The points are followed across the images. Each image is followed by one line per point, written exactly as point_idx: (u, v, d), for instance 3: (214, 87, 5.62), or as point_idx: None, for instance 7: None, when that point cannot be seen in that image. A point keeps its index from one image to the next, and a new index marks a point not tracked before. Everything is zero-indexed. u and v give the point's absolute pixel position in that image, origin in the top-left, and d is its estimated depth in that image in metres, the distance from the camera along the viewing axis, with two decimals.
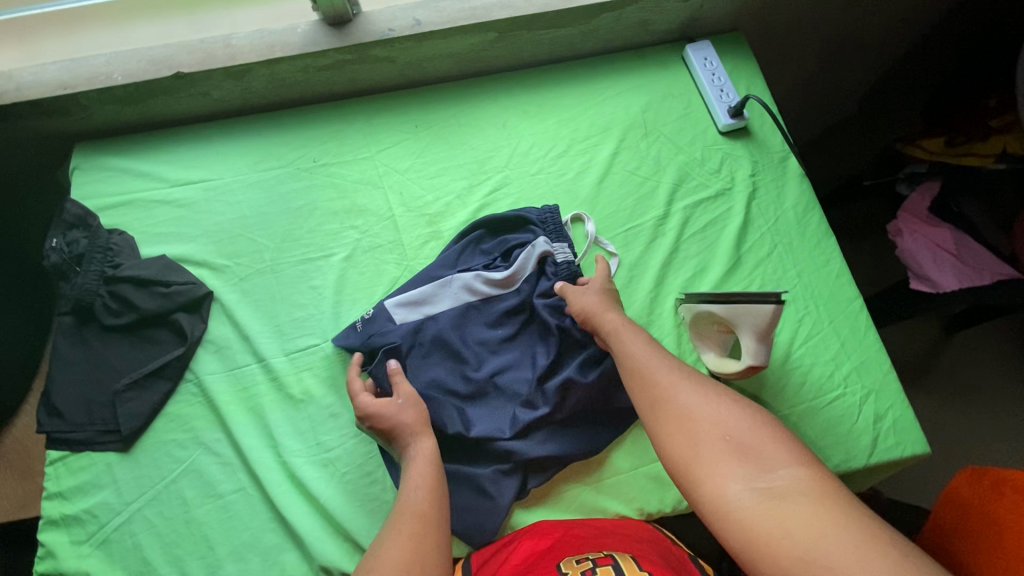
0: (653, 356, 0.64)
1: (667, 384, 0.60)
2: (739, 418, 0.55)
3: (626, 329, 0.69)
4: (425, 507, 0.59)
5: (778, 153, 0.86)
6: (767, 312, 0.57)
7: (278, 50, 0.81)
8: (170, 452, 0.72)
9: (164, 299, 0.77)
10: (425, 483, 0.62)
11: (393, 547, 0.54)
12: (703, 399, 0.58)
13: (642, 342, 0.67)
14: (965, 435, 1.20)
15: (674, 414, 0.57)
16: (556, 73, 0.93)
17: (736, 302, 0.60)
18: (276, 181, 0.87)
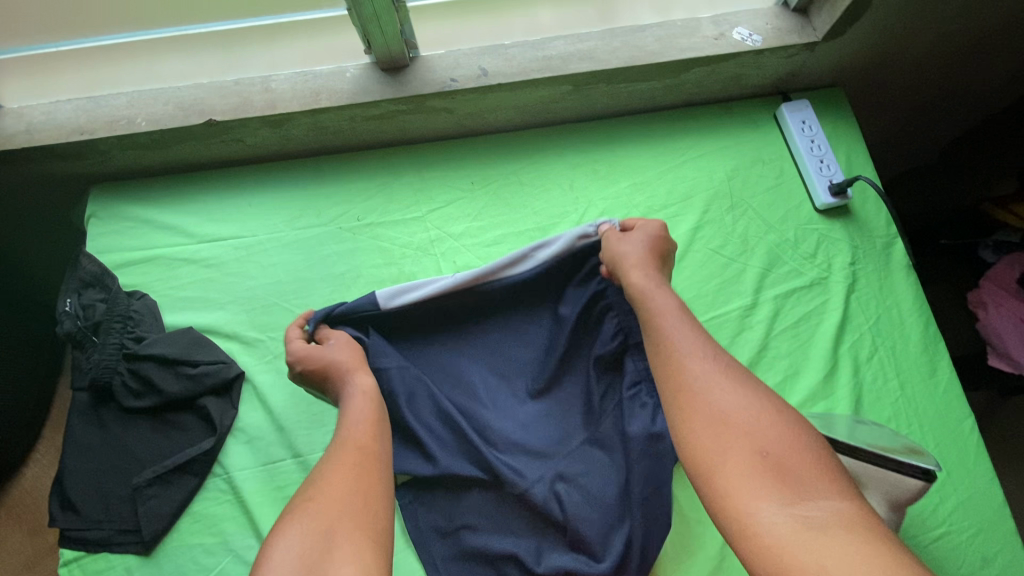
0: (686, 337, 0.51)
1: (699, 375, 0.47)
2: (774, 424, 0.43)
3: (658, 301, 0.55)
4: (367, 441, 0.51)
5: (882, 238, 0.77)
6: (911, 487, 0.48)
7: (324, 99, 0.71)
8: (196, 558, 0.65)
9: (189, 380, 0.69)
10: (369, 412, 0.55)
11: (332, 483, 0.47)
12: (741, 396, 0.45)
13: (676, 316, 0.53)
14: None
15: (697, 405, 0.45)
16: (630, 126, 0.83)
17: (863, 466, 0.50)
18: (314, 242, 0.77)
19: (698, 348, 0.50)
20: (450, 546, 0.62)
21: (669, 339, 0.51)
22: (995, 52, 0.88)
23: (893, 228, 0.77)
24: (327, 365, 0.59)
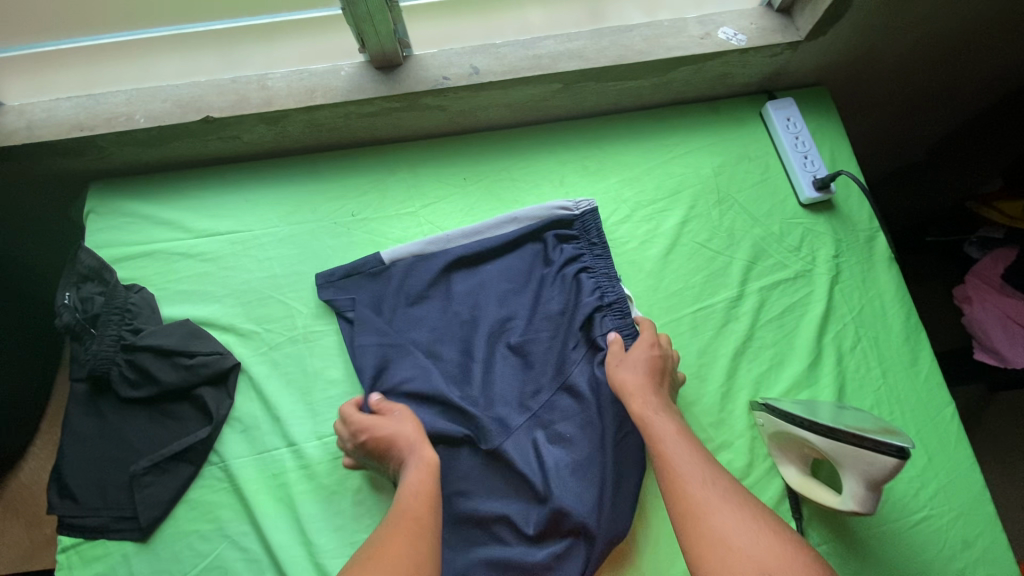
0: (687, 454, 0.58)
1: (698, 490, 0.54)
2: (778, 548, 0.48)
3: (659, 415, 0.62)
4: (418, 512, 0.56)
5: (865, 231, 0.79)
6: (885, 465, 0.50)
7: (319, 96, 0.73)
8: (193, 545, 0.66)
9: (186, 371, 0.70)
10: (417, 485, 0.59)
11: (382, 560, 0.50)
12: (737, 513, 0.51)
13: (675, 435, 0.60)
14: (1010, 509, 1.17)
15: (707, 531, 0.50)
16: (620, 124, 0.85)
17: (843, 442, 0.53)
18: (310, 237, 0.79)
19: (705, 479, 0.55)
20: (445, 513, 0.68)
21: (675, 459, 0.57)
22: (972, 56, 0.90)
23: (876, 221, 0.79)
24: (391, 436, 0.64)
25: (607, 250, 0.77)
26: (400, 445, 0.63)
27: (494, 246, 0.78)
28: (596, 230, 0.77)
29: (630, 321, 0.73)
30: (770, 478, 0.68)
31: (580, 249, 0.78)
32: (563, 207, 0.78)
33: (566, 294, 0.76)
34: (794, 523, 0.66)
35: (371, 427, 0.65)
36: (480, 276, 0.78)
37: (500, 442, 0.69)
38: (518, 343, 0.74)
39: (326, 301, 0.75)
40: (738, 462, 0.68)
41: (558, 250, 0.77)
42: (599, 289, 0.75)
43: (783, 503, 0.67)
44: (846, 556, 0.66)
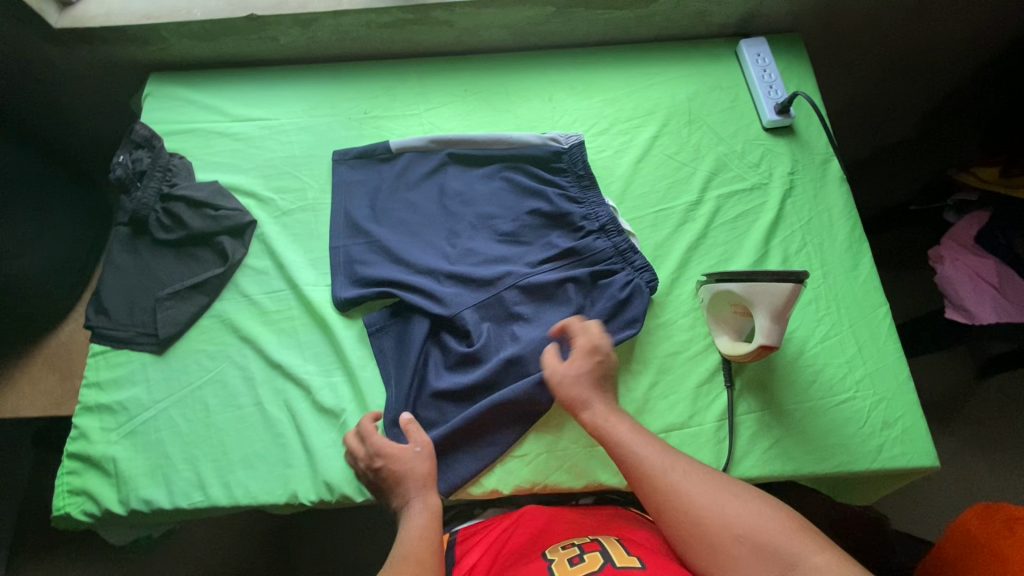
0: (648, 451, 0.64)
1: (671, 484, 0.61)
2: (747, 510, 0.58)
3: (609, 421, 0.67)
4: (416, 545, 0.61)
5: (820, 155, 0.86)
6: (783, 290, 0.60)
7: (345, 3, 0.86)
8: (199, 361, 0.77)
9: (211, 220, 0.83)
10: (423, 521, 0.64)
11: None
12: (708, 494, 0.60)
13: (631, 435, 0.66)
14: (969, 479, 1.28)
15: (686, 516, 0.59)
16: (607, 54, 0.95)
17: (755, 281, 0.63)
18: (327, 127, 0.91)
19: (674, 466, 0.62)
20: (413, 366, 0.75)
21: (640, 455, 0.64)
22: (941, 12, 0.99)
23: (832, 147, 0.86)
24: (421, 469, 0.67)
25: (594, 183, 0.83)
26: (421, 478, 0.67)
27: (487, 159, 0.86)
28: (583, 162, 0.83)
29: (604, 227, 0.80)
30: (707, 353, 0.76)
31: (566, 176, 0.84)
32: (553, 139, 0.84)
33: (548, 206, 0.83)
34: (725, 390, 0.73)
35: (409, 457, 0.67)
36: (470, 177, 0.86)
37: (465, 313, 0.76)
38: (502, 237, 0.82)
39: (338, 177, 0.87)
40: (679, 335, 0.77)
41: (549, 166, 0.85)
42: (582, 208, 0.82)
43: (717, 373, 0.74)
44: (771, 424, 0.72)
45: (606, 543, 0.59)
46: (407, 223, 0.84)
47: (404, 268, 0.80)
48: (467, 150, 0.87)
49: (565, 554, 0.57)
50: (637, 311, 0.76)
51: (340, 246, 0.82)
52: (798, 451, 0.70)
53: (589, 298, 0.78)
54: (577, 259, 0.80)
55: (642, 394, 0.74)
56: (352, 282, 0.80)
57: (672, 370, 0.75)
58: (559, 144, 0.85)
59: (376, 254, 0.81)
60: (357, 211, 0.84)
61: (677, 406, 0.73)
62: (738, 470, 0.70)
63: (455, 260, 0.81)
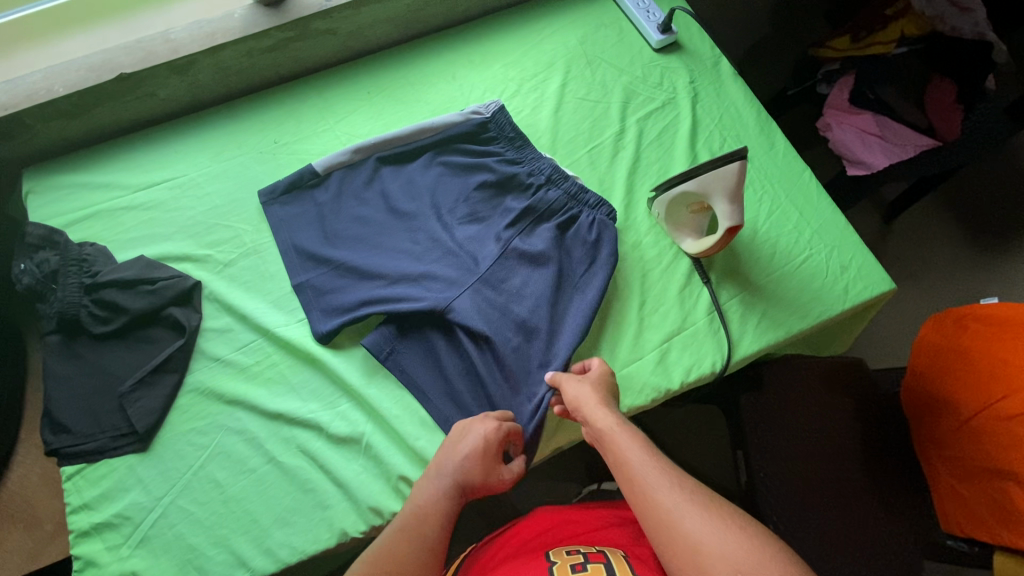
0: (654, 469, 0.59)
1: (670, 507, 0.55)
2: (743, 542, 0.51)
3: (623, 433, 0.63)
4: (425, 529, 0.58)
5: (710, 59, 0.94)
6: (733, 171, 0.67)
7: (219, 37, 0.82)
8: (191, 441, 0.72)
9: (152, 296, 0.76)
10: (445, 512, 0.60)
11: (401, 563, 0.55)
12: (707, 519, 0.54)
13: (639, 449, 0.61)
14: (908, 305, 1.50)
15: (677, 543, 0.53)
16: (491, 23, 0.98)
17: (704, 174, 0.69)
18: (241, 168, 0.87)
19: (670, 487, 0.57)
20: (420, 369, 0.74)
21: (639, 472, 0.59)
22: None
23: (716, 49, 0.94)
24: (488, 486, 0.64)
25: (526, 141, 0.85)
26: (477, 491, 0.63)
27: (416, 151, 0.86)
28: (510, 125, 0.85)
29: (551, 180, 0.82)
30: (677, 260, 0.81)
31: (498, 143, 0.85)
32: (474, 111, 0.85)
33: (492, 175, 0.84)
34: (705, 287, 0.79)
35: (495, 469, 0.64)
36: (407, 173, 0.85)
37: (453, 302, 0.76)
38: (459, 222, 0.82)
39: (272, 213, 0.83)
40: (649, 253, 0.81)
41: (480, 141, 0.86)
42: (524, 168, 0.83)
43: (692, 273, 0.80)
44: (754, 302, 0.78)
45: (612, 556, 0.62)
46: (361, 235, 0.81)
47: (376, 283, 0.78)
48: (394, 148, 0.86)
49: (569, 559, 0.61)
50: (608, 243, 0.79)
51: (301, 281, 0.79)
52: (783, 316, 0.77)
53: (562, 248, 0.80)
54: (537, 217, 0.81)
55: (636, 315, 0.78)
56: (327, 310, 0.77)
57: (654, 285, 0.79)
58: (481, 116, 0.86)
59: (343, 278, 0.79)
60: (306, 241, 0.81)
61: (669, 316, 0.78)
62: (740, 351, 0.75)
63: (423, 255, 0.80)
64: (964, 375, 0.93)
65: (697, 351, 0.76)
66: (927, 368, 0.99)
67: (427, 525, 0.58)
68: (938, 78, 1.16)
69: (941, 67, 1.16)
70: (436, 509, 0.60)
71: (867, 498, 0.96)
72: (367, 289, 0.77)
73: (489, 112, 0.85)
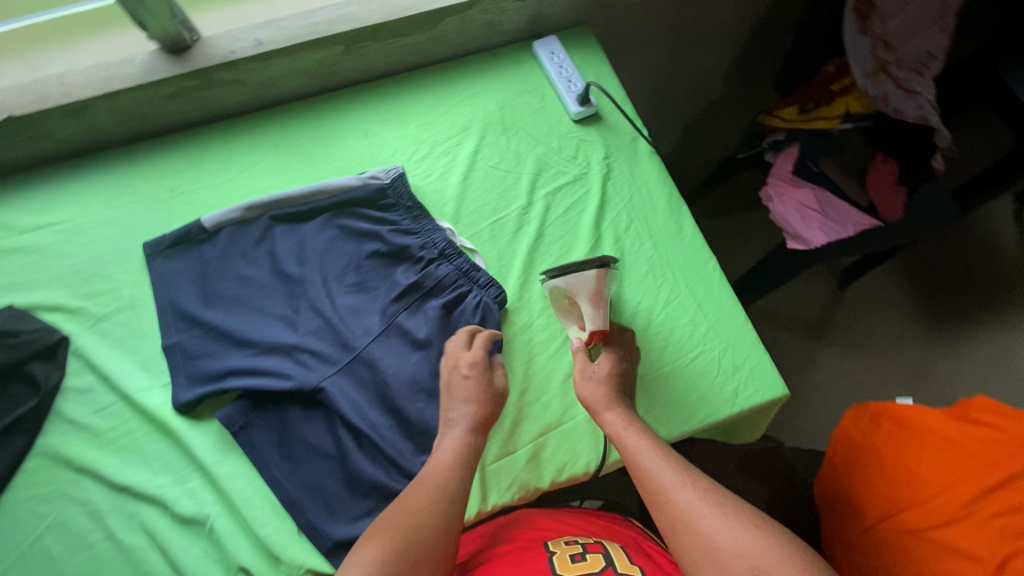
0: (667, 467, 0.60)
1: (684, 504, 0.57)
2: (762, 543, 0.52)
3: (634, 430, 0.64)
4: (445, 480, 0.61)
5: (628, 134, 0.91)
6: (593, 276, 0.69)
7: (115, 84, 0.80)
8: (31, 508, 0.69)
9: (12, 350, 0.73)
10: (457, 457, 0.63)
11: (404, 513, 0.57)
12: (718, 513, 0.55)
13: (650, 447, 0.62)
14: (856, 378, 1.46)
15: (695, 538, 0.54)
16: (412, 80, 0.95)
17: (570, 274, 0.70)
18: (132, 216, 0.84)
19: (684, 485, 0.58)
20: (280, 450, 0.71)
21: (653, 472, 0.60)
22: None
23: (636, 124, 0.91)
24: (492, 410, 0.68)
25: (424, 211, 0.83)
26: (483, 419, 0.67)
27: (311, 212, 0.83)
28: (409, 194, 0.83)
29: (444, 254, 0.80)
30: (565, 347, 0.77)
31: (396, 210, 0.82)
32: (373, 176, 0.82)
33: (385, 244, 0.81)
34: None
35: (488, 393, 0.68)
36: (299, 233, 0.82)
37: (321, 381, 0.73)
38: (344, 291, 0.79)
39: (154, 267, 0.80)
40: (538, 338, 0.78)
41: (377, 206, 0.83)
42: (417, 239, 0.81)
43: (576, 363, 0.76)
44: (636, 397, 0.74)
45: (611, 549, 0.62)
46: (241, 298, 0.78)
47: (247, 351, 0.75)
48: (288, 207, 0.83)
49: (568, 549, 0.60)
50: (492, 327, 0.76)
51: (171, 343, 0.76)
52: (665, 417, 0.73)
53: (446, 327, 0.77)
54: (425, 292, 0.78)
55: (514, 404, 0.74)
56: (191, 377, 0.74)
57: (537, 373, 0.76)
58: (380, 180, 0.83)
59: (215, 343, 0.76)
60: (182, 301, 0.78)
61: (548, 407, 0.74)
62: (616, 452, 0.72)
63: (302, 325, 0.77)
64: (873, 478, 0.89)
65: (572, 449, 0.72)
66: (839, 465, 0.95)
67: (443, 477, 0.61)
68: (882, 156, 1.17)
69: (885, 146, 1.16)
70: (451, 458, 0.63)
71: None
72: (235, 358, 0.74)
73: (387, 178, 0.83)
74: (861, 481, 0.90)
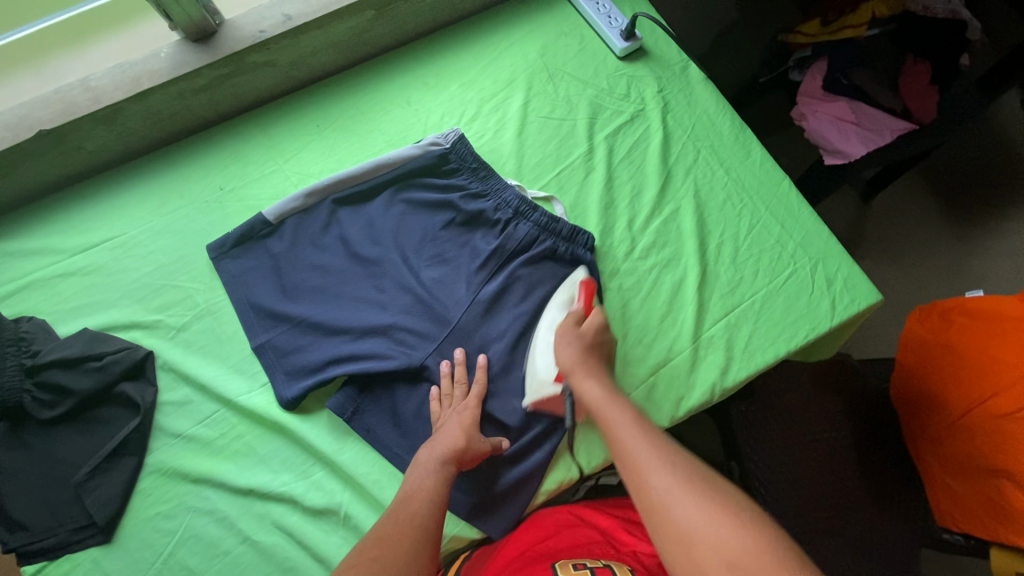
0: (641, 444, 0.55)
1: (659, 487, 0.50)
2: (736, 527, 0.46)
3: (609, 403, 0.61)
4: (416, 508, 0.57)
5: (677, 64, 0.89)
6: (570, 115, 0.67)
7: (145, 81, 0.75)
8: (158, 526, 0.68)
9: (100, 373, 0.70)
10: (430, 488, 0.60)
11: (388, 534, 0.53)
12: (689, 489, 0.50)
13: (630, 425, 0.57)
14: (894, 284, 1.49)
15: (663, 515, 0.49)
16: (444, 39, 0.92)
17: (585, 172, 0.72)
18: (186, 221, 0.80)
19: (655, 461, 0.53)
20: (399, 430, 0.71)
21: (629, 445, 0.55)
22: None
23: (683, 53, 0.89)
24: (468, 448, 0.64)
25: (490, 170, 0.80)
26: (457, 454, 0.63)
27: (374, 189, 0.81)
28: (472, 155, 0.80)
29: (520, 211, 0.78)
30: (656, 287, 0.77)
31: (461, 174, 0.81)
32: (433, 142, 0.81)
33: (459, 211, 0.80)
34: (687, 312, 0.76)
35: (471, 431, 0.66)
36: (367, 213, 0.80)
37: (424, 355, 0.73)
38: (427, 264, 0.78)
39: (225, 269, 0.77)
40: (628, 281, 0.78)
41: (441, 173, 0.81)
42: (490, 201, 0.79)
43: (672, 299, 0.77)
44: (738, 324, 0.75)
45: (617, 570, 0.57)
46: (322, 286, 0.77)
47: (342, 339, 0.74)
48: (350, 188, 0.80)
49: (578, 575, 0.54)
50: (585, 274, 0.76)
51: (261, 342, 0.74)
52: (770, 338, 0.74)
53: (536, 284, 0.77)
54: (509, 252, 0.77)
55: (619, 349, 0.74)
56: (291, 372, 0.72)
57: (635, 315, 0.76)
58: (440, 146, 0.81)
59: (307, 335, 0.74)
60: (263, 298, 0.75)
61: (652, 349, 0.74)
62: (729, 379, 0.72)
63: (391, 304, 0.76)
64: (952, 369, 0.91)
65: (684, 384, 0.73)
66: (915, 361, 0.97)
67: (411, 506, 0.57)
68: (913, 58, 1.14)
69: (914, 47, 1.15)
70: (428, 487, 0.60)
71: (862, 500, 0.93)
72: (332, 346, 0.73)
73: (450, 144, 0.81)
74: (940, 373, 0.92)
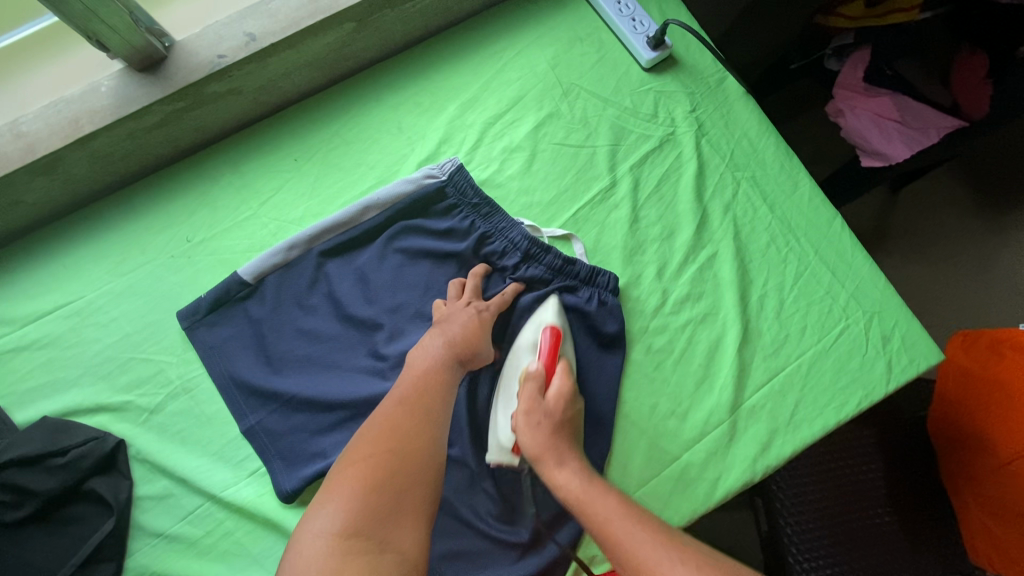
0: (623, 513, 0.50)
1: (655, 562, 0.46)
2: None
3: (589, 488, 0.53)
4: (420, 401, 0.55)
5: (712, 76, 0.77)
6: None
7: (85, 123, 0.63)
8: None
9: (64, 472, 0.62)
10: (433, 370, 0.58)
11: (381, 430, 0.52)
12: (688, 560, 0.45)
13: (616, 504, 0.51)
14: (923, 284, 1.40)
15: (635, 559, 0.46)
16: (438, 48, 0.78)
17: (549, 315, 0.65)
18: (151, 281, 0.70)
19: (645, 531, 0.48)
20: None
21: (607, 518, 0.50)
22: None
23: (719, 62, 0.77)
24: (476, 341, 0.62)
25: (493, 206, 0.70)
26: (466, 346, 0.61)
27: (365, 236, 0.70)
28: (472, 188, 0.70)
29: (531, 258, 0.69)
30: (692, 347, 0.68)
31: (460, 212, 0.71)
32: (428, 175, 0.70)
33: (464, 260, 0.70)
34: (725, 377, 0.67)
35: (482, 331, 0.63)
36: (357, 264, 0.70)
37: None
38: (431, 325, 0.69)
39: (198, 340, 0.68)
40: (659, 342, 0.69)
41: (439, 213, 0.71)
42: (496, 244, 0.69)
43: (709, 363, 0.68)
44: (782, 392, 0.67)
45: None
46: (312, 355, 0.68)
47: (341, 419, 0.65)
48: (337, 237, 0.70)
49: None
50: (608, 324, 0.67)
51: (250, 427, 0.65)
52: (819, 407, 0.66)
53: None
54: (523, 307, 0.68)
55: (651, 423, 0.66)
56: (286, 462, 0.64)
57: (667, 381, 0.67)
58: (435, 179, 0.71)
59: (299, 415, 0.66)
60: (247, 374, 0.66)
61: (687, 421, 0.66)
62: (773, 456, 0.65)
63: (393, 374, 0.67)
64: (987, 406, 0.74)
65: (723, 461, 0.65)
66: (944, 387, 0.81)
67: (415, 393, 0.56)
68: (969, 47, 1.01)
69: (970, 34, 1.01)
70: (431, 376, 0.58)
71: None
72: (330, 428, 0.65)
73: (449, 180, 0.70)
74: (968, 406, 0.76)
